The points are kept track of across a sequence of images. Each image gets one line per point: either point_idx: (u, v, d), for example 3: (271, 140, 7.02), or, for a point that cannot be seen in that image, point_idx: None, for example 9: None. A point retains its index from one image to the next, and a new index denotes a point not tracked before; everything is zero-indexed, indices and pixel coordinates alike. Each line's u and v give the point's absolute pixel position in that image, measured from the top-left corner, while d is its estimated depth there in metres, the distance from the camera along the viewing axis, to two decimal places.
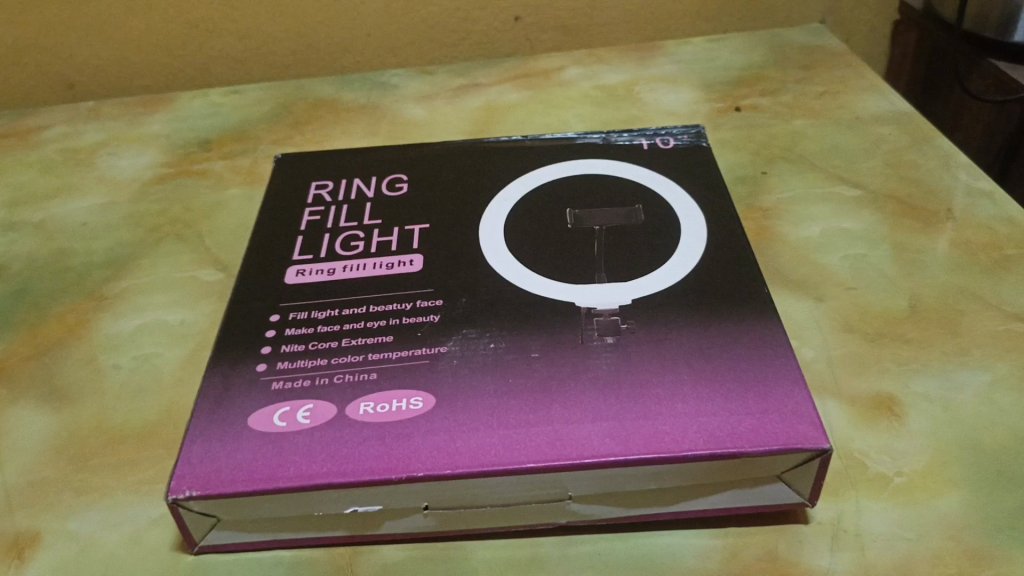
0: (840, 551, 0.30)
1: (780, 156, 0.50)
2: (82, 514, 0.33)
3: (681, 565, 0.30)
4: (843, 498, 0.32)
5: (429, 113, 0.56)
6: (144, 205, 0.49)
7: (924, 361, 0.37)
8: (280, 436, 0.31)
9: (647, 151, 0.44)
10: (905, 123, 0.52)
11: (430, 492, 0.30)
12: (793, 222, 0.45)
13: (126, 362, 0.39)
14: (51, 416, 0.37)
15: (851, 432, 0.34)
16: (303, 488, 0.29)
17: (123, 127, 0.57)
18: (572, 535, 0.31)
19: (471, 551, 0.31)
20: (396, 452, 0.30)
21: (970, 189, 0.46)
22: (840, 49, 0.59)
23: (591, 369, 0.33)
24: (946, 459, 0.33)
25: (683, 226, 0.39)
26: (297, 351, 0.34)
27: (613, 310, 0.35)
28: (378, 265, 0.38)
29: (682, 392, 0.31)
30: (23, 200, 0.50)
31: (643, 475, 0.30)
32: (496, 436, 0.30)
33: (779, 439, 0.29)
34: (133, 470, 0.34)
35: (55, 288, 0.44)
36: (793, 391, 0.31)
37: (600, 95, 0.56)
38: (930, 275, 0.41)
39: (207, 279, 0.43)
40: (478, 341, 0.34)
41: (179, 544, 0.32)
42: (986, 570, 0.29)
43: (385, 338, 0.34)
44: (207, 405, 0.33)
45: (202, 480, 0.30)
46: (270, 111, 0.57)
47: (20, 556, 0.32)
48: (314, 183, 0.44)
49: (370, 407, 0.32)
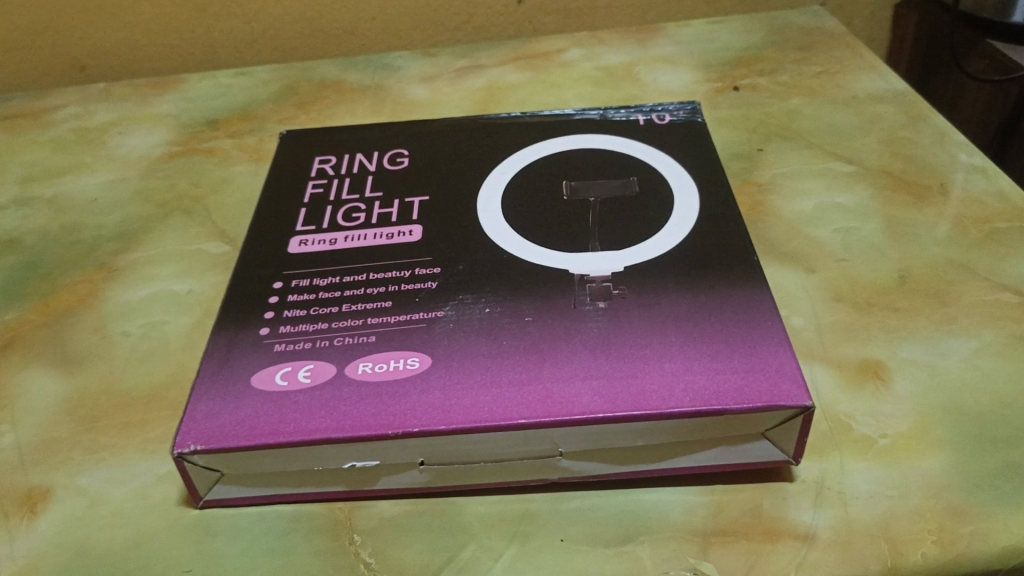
0: (823, 507, 0.31)
1: (776, 133, 0.50)
2: (91, 470, 0.34)
3: (667, 519, 0.31)
4: (828, 457, 0.33)
5: (431, 94, 0.57)
6: (152, 181, 0.50)
7: (912, 329, 0.38)
8: (281, 394, 0.32)
9: (643, 126, 0.45)
10: (901, 101, 0.52)
11: (425, 447, 0.31)
12: (788, 197, 0.45)
13: (134, 329, 0.40)
14: (61, 380, 0.38)
15: (838, 395, 0.35)
16: (302, 443, 0.30)
17: (133, 107, 0.58)
18: (563, 492, 0.32)
19: (464, 507, 0.32)
20: (392, 409, 0.31)
21: (965, 165, 0.47)
22: (839, 30, 0.60)
23: (583, 331, 0.34)
24: (931, 421, 0.34)
25: (676, 198, 0.40)
26: (298, 315, 0.36)
27: (605, 277, 0.36)
28: (378, 235, 0.40)
29: (670, 352, 0.32)
30: (36, 176, 0.52)
31: (630, 432, 0.31)
32: (489, 394, 0.31)
33: (763, 396, 0.30)
34: (140, 430, 0.36)
35: (66, 260, 0.45)
36: (779, 351, 0.32)
37: (600, 76, 0.57)
38: (921, 248, 0.42)
39: (214, 251, 0.45)
40: (474, 305, 0.35)
41: (185, 499, 0.33)
42: (966, 526, 0.30)
43: (385, 304, 0.36)
44: (212, 366, 0.34)
45: (206, 435, 0.31)
46: (276, 91, 0.58)
47: (32, 510, 0.33)
48: (317, 158, 0.45)
49: (368, 367, 0.33)
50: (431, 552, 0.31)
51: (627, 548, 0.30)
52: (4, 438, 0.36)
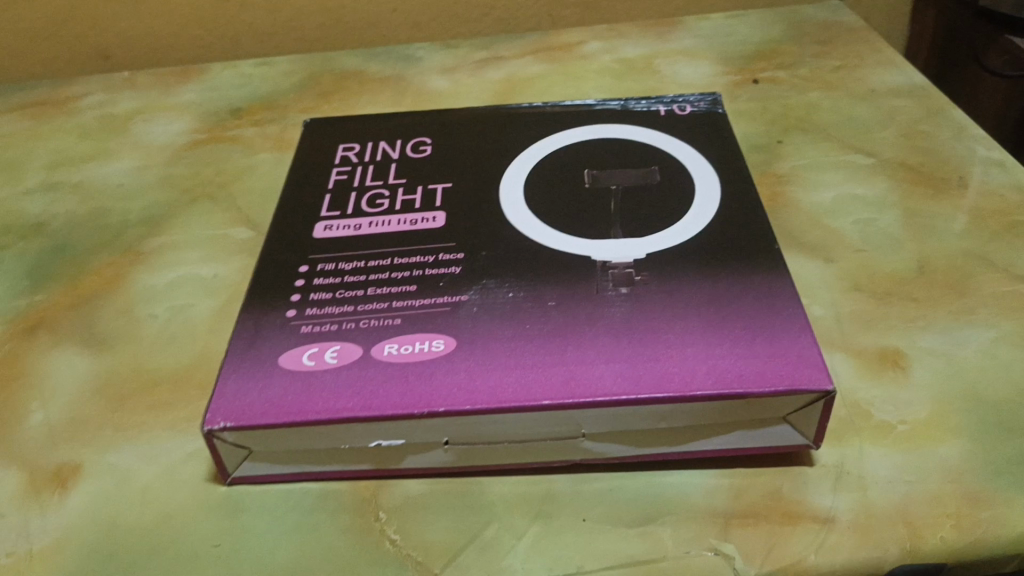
0: (842, 491, 0.32)
1: (796, 126, 0.51)
2: (121, 448, 0.35)
3: (688, 500, 0.32)
4: (846, 443, 0.33)
5: (452, 85, 0.57)
6: (177, 168, 0.51)
7: (930, 319, 0.38)
8: (309, 374, 0.33)
9: (663, 117, 0.46)
10: (920, 95, 0.52)
11: (450, 427, 0.31)
12: (807, 189, 0.46)
13: (161, 311, 0.41)
14: (90, 360, 0.39)
15: (857, 382, 0.35)
16: (329, 421, 0.31)
17: (157, 95, 0.59)
18: (585, 474, 0.33)
19: (487, 487, 0.33)
20: (418, 389, 0.31)
21: (983, 158, 0.47)
22: (857, 25, 0.60)
23: (606, 316, 0.34)
24: (949, 409, 0.34)
25: (697, 187, 0.40)
26: (324, 298, 0.36)
27: (627, 263, 0.36)
28: (402, 221, 0.40)
29: (692, 337, 0.33)
30: (63, 162, 0.52)
31: (652, 414, 0.31)
32: (513, 376, 0.32)
33: (785, 380, 0.31)
34: (169, 410, 0.36)
35: (93, 244, 0.46)
36: (800, 337, 0.32)
37: (619, 68, 0.58)
38: (940, 239, 0.42)
39: (239, 236, 0.45)
40: (498, 290, 0.36)
41: (213, 476, 0.34)
42: (984, 511, 0.31)
43: (409, 288, 0.36)
44: (241, 346, 0.34)
45: (236, 412, 0.31)
46: (298, 81, 0.59)
47: (63, 485, 0.34)
48: (341, 145, 0.46)
49: (394, 349, 0.33)
50: (455, 530, 0.31)
51: (649, 528, 0.31)
52: (36, 416, 0.37)
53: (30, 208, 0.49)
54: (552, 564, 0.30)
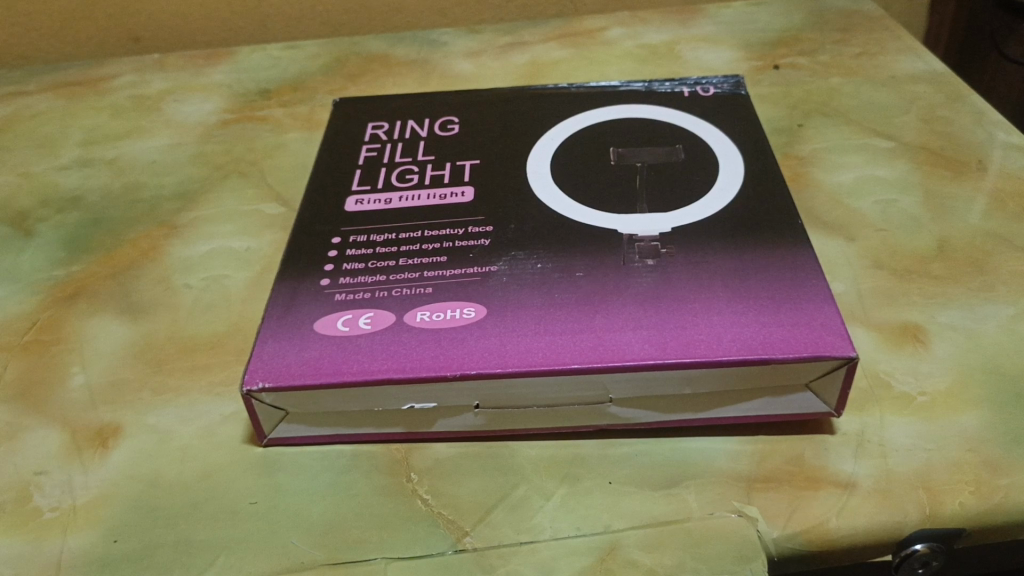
0: (864, 457, 0.32)
1: (817, 110, 0.51)
2: (160, 410, 0.36)
3: (712, 464, 0.33)
4: (868, 412, 0.34)
5: (476, 68, 0.58)
6: (208, 146, 0.52)
7: (950, 296, 0.39)
8: (344, 338, 0.34)
9: (688, 98, 0.46)
10: (940, 81, 0.53)
11: (481, 390, 0.32)
12: (828, 170, 0.46)
13: (196, 282, 0.42)
14: (128, 327, 0.40)
15: (878, 355, 0.36)
16: (364, 383, 0.32)
17: (187, 76, 0.60)
18: (612, 439, 0.34)
19: (516, 450, 0.34)
20: (451, 353, 0.32)
21: (1003, 143, 0.47)
22: (878, 14, 0.61)
23: (632, 286, 0.35)
24: (970, 382, 0.35)
25: (721, 165, 0.41)
26: (358, 268, 0.37)
27: (653, 237, 0.37)
28: (431, 196, 0.41)
29: (717, 306, 0.34)
30: (96, 140, 0.54)
31: (679, 380, 0.32)
32: (543, 341, 0.33)
33: (809, 346, 0.31)
34: (206, 374, 0.37)
35: (129, 217, 0.47)
36: (823, 306, 0.33)
37: (642, 53, 0.58)
38: (960, 220, 0.43)
39: (270, 211, 0.46)
40: (527, 262, 0.36)
41: (249, 438, 0.35)
42: (1003, 478, 0.31)
43: (440, 259, 0.37)
44: (277, 312, 0.35)
45: (274, 373, 0.32)
46: (325, 64, 0.60)
47: (104, 444, 0.35)
48: (370, 124, 0.47)
49: (426, 315, 0.34)
50: (485, 490, 0.32)
51: (674, 491, 0.32)
52: (76, 378, 0.38)
53: (65, 182, 0.50)
54: (579, 524, 0.31)
